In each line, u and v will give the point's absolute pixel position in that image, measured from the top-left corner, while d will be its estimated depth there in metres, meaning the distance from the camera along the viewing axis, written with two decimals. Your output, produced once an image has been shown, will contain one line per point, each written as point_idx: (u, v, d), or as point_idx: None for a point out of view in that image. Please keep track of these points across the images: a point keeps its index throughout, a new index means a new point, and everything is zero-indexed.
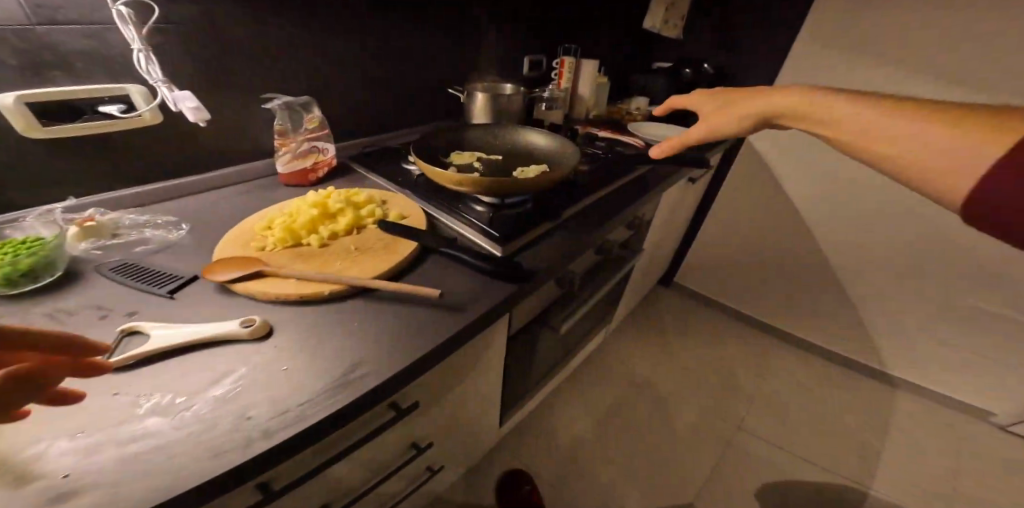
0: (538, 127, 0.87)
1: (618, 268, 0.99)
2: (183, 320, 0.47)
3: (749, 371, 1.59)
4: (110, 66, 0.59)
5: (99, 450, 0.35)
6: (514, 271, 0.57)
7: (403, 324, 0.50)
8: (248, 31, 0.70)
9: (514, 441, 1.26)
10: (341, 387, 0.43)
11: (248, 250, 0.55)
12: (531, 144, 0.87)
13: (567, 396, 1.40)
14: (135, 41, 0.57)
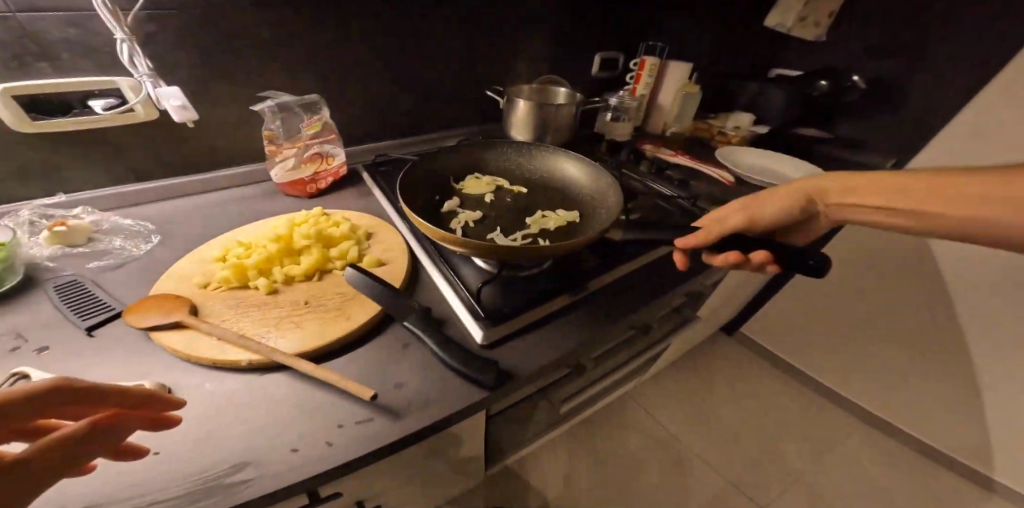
0: (578, 154, 0.71)
1: (660, 338, 0.78)
2: (80, 362, 0.39)
3: (823, 455, 1.25)
4: (101, 57, 0.55)
5: None
6: (492, 373, 0.42)
7: (322, 415, 0.38)
8: (256, 23, 0.63)
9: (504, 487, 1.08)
10: (195, 499, 0.30)
11: (187, 287, 0.46)
12: (564, 178, 0.72)
13: (580, 440, 1.21)
14: (118, 31, 0.52)
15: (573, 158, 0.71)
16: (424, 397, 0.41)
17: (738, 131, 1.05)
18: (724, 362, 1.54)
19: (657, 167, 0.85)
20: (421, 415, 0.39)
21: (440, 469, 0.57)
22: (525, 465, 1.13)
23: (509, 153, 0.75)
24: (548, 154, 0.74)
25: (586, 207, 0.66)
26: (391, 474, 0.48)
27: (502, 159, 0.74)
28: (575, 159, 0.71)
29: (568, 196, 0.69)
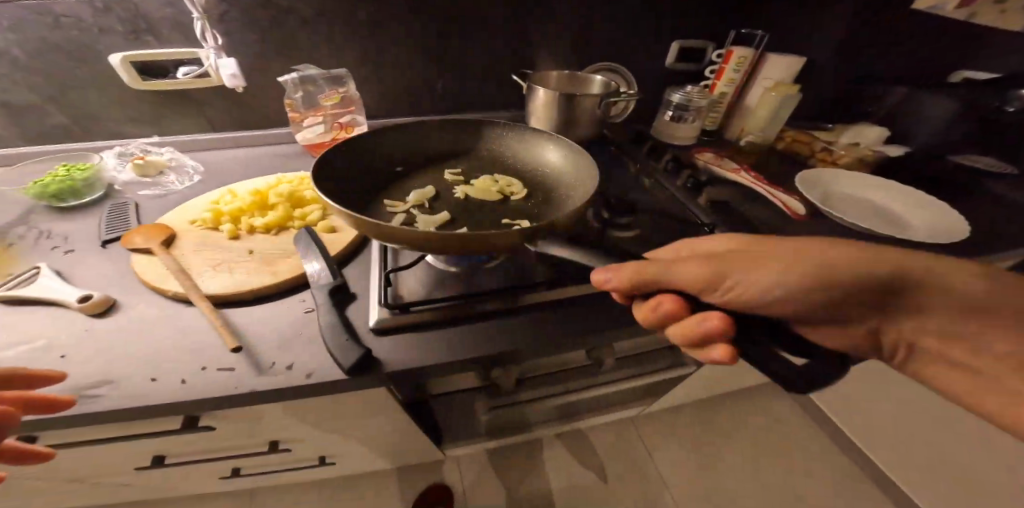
0: (573, 141, 0.62)
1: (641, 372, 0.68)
2: (79, 271, 0.51)
3: None
4: (189, 32, 0.67)
5: None
6: (354, 356, 0.41)
7: (196, 355, 0.42)
8: (308, 5, 0.68)
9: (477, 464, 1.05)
10: (63, 396, 0.37)
11: (176, 222, 0.56)
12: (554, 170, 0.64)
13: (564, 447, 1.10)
14: (196, 12, 0.62)
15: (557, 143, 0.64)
16: (290, 363, 0.42)
17: (849, 150, 0.79)
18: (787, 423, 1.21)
19: (694, 181, 0.69)
20: (275, 379, 0.40)
21: (350, 433, 0.58)
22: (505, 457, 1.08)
23: (502, 144, 0.69)
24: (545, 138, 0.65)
25: (564, 198, 0.58)
26: (283, 424, 0.51)
27: (494, 148, 0.69)
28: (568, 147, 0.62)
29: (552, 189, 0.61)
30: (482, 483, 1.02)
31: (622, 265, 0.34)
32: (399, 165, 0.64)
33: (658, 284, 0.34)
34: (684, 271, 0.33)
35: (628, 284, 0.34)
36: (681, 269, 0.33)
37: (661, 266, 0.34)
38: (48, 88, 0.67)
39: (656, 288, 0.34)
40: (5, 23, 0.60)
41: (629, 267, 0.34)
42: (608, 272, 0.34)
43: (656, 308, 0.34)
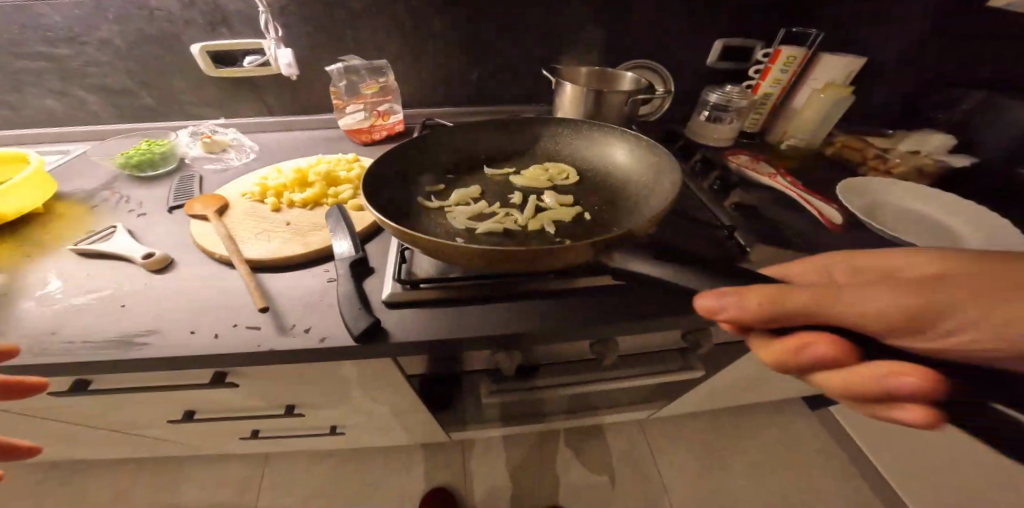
0: (636, 136, 0.63)
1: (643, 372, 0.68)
2: (145, 233, 0.59)
3: None
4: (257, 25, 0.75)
5: (14, 295, 0.50)
6: (363, 324, 0.44)
7: (230, 313, 0.48)
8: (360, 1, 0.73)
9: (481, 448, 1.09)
10: (120, 342, 0.44)
11: (228, 194, 0.63)
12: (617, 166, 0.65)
13: (572, 444, 1.11)
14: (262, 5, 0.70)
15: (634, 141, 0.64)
16: (308, 326, 0.46)
17: (906, 158, 0.73)
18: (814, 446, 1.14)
19: (721, 183, 0.67)
20: (293, 339, 0.45)
21: (363, 396, 0.64)
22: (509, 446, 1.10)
23: (558, 145, 0.71)
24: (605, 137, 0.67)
25: (641, 190, 0.60)
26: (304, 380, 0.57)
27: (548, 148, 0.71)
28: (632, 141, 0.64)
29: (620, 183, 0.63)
30: (487, 466, 1.05)
31: (739, 290, 0.29)
32: (449, 169, 0.66)
33: (803, 320, 0.28)
34: (853, 307, 0.27)
35: (758, 316, 0.29)
36: (840, 305, 0.27)
37: (815, 300, 0.28)
38: (138, 73, 0.77)
39: (798, 322, 0.28)
40: (111, 16, 0.70)
41: (748, 293, 0.29)
42: (721, 300, 0.30)
43: (800, 354, 0.27)
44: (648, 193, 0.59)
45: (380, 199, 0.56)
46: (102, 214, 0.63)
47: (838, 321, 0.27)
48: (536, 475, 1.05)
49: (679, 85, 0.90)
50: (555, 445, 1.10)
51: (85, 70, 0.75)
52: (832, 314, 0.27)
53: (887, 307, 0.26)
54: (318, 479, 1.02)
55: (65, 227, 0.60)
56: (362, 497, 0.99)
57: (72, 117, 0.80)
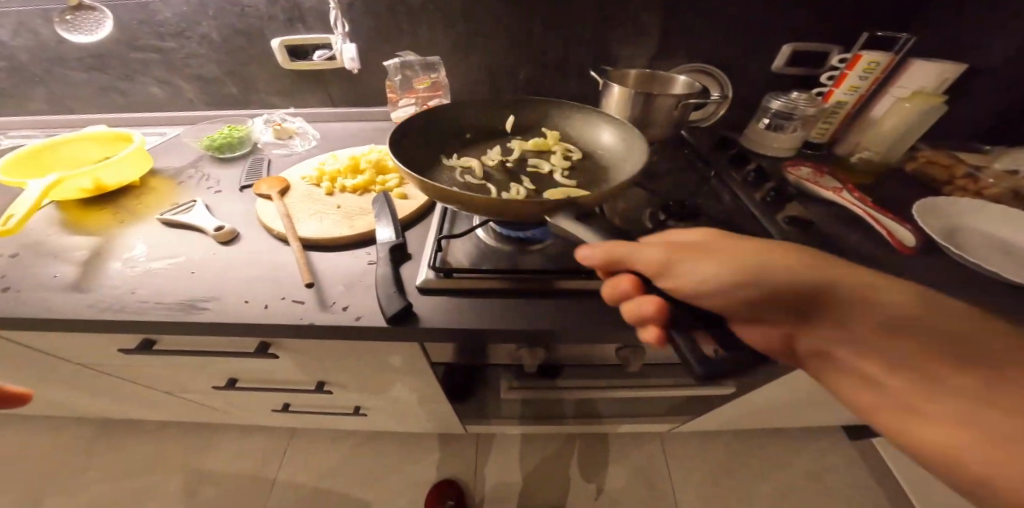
0: (623, 119, 0.62)
1: (666, 381, 0.67)
2: (218, 208, 0.66)
3: None
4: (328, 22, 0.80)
5: (111, 256, 0.58)
6: (396, 307, 0.47)
7: (281, 287, 0.52)
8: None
9: (497, 443, 1.10)
10: (186, 305, 0.50)
11: (291, 177, 0.68)
12: (600, 145, 0.65)
13: (588, 451, 1.09)
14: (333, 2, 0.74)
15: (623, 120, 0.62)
16: (347, 305, 0.50)
17: (1001, 180, 0.65)
18: (857, 484, 1.04)
19: (776, 193, 0.63)
20: (332, 316, 0.48)
21: (390, 375, 0.67)
22: (523, 444, 1.11)
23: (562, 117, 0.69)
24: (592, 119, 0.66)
25: (611, 171, 0.60)
26: (338, 355, 0.62)
27: (529, 127, 0.70)
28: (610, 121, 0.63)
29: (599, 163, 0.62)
30: (501, 460, 1.07)
31: (630, 244, 0.37)
32: (468, 131, 0.68)
33: (653, 276, 0.36)
34: (691, 273, 0.35)
35: (624, 269, 0.37)
36: (682, 264, 0.36)
37: (645, 253, 0.36)
38: (225, 64, 0.85)
39: (651, 279, 0.36)
40: (210, 13, 0.77)
41: (630, 248, 0.37)
42: (592, 252, 0.38)
43: (637, 312, 0.35)
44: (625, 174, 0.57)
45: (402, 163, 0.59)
46: (186, 189, 0.71)
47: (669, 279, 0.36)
48: (550, 478, 1.04)
49: (742, 89, 0.85)
50: (571, 450, 1.09)
51: (186, 62, 0.84)
52: (673, 273, 0.36)
53: (715, 278, 0.35)
54: (342, 454, 1.08)
55: (154, 199, 0.69)
56: (380, 475, 1.05)
57: (170, 103, 0.91)
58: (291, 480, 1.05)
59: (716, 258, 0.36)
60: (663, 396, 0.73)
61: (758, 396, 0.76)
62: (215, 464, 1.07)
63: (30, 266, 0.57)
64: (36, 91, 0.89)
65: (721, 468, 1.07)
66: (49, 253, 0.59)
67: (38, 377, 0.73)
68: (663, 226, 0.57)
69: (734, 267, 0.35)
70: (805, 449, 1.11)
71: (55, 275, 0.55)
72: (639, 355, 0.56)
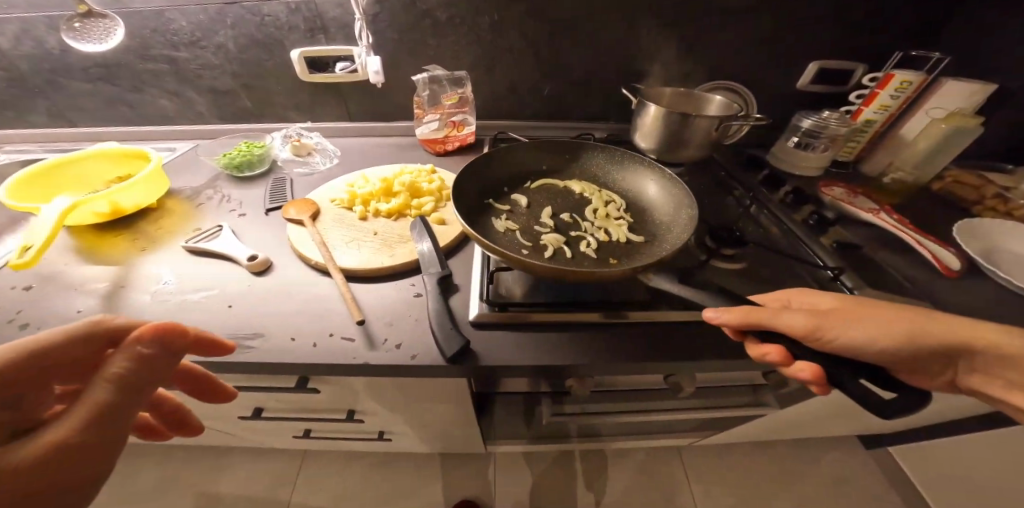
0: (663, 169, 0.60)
1: (705, 404, 0.67)
2: (246, 233, 0.63)
3: None
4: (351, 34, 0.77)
5: (136, 288, 0.55)
6: (454, 347, 0.45)
7: (327, 322, 0.50)
8: (454, 11, 0.74)
9: (513, 460, 1.08)
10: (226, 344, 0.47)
11: (319, 200, 0.66)
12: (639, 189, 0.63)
13: (607, 466, 1.09)
14: (358, 12, 0.71)
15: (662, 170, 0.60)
16: (398, 342, 0.48)
17: None
18: (869, 493, 1.06)
19: (818, 217, 0.65)
20: (385, 354, 0.47)
21: (424, 405, 0.66)
22: (540, 460, 1.09)
23: (598, 164, 0.67)
24: (605, 160, 0.66)
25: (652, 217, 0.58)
26: (375, 387, 0.60)
27: (563, 167, 0.68)
28: (620, 158, 0.65)
29: (639, 209, 0.60)
30: (519, 478, 1.06)
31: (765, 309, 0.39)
32: (504, 183, 0.64)
33: (799, 337, 0.38)
34: (840, 339, 0.37)
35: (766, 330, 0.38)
36: (826, 333, 0.37)
37: (776, 313, 0.39)
38: (239, 76, 0.81)
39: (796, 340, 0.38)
40: (228, 22, 0.73)
41: (766, 313, 0.39)
42: (719, 313, 0.39)
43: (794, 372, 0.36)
44: (672, 220, 0.56)
45: (464, 204, 0.57)
46: (207, 212, 0.68)
47: (815, 341, 0.37)
48: (569, 497, 1.03)
49: (769, 105, 0.85)
50: (589, 466, 1.08)
51: (198, 73, 0.80)
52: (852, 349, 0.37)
53: (867, 341, 0.36)
54: (354, 476, 1.05)
55: (176, 223, 0.66)
56: (394, 499, 1.02)
57: (180, 115, 0.87)
58: (306, 502, 1.01)
59: (859, 323, 0.37)
60: (694, 419, 0.73)
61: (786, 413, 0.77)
62: (226, 488, 1.03)
63: (47, 300, 0.53)
64: (36, 102, 0.83)
65: (738, 480, 1.08)
66: (65, 284, 0.55)
67: None
68: (716, 254, 0.56)
69: (890, 334, 0.37)
70: (816, 459, 1.13)
71: (75, 310, 0.52)
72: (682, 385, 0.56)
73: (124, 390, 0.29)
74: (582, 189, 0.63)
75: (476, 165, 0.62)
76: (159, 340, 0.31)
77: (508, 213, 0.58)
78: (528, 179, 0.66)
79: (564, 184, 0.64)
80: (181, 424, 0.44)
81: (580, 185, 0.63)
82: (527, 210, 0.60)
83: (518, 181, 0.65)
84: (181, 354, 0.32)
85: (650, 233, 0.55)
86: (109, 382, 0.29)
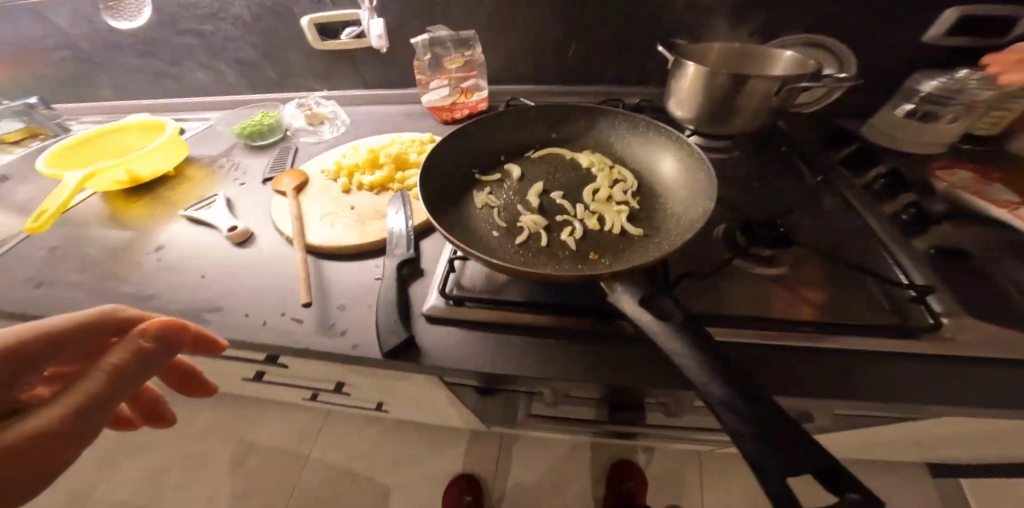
0: (688, 142, 0.47)
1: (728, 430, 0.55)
2: (241, 203, 0.63)
3: None
4: None
5: (135, 253, 0.57)
6: (394, 341, 0.40)
7: (283, 301, 0.47)
8: None
9: (524, 447, 1.03)
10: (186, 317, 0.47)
11: (310, 171, 0.63)
12: (659, 169, 0.50)
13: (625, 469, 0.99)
14: None
15: (690, 145, 0.47)
16: (345, 329, 0.44)
17: None
18: None
19: (915, 213, 0.48)
20: (328, 341, 0.43)
21: (405, 390, 0.62)
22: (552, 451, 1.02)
23: (618, 134, 0.54)
24: (626, 129, 0.54)
25: (665, 205, 0.46)
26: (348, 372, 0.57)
27: (574, 136, 0.56)
28: (643, 129, 0.52)
29: (652, 194, 0.48)
30: (528, 465, 1.01)
31: None
32: (502, 151, 0.54)
33: None
34: None
35: None
36: None
37: None
38: (258, 46, 0.81)
39: None
40: None
41: None
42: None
43: None
44: (688, 211, 0.43)
45: (440, 178, 0.48)
46: (215, 180, 0.70)
47: None
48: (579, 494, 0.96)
49: (866, 63, 0.64)
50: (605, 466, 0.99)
51: (223, 45, 0.81)
52: None
53: None
54: (369, 439, 1.07)
55: (187, 191, 0.68)
56: (403, 468, 1.02)
57: (213, 87, 0.90)
58: (322, 461, 1.05)
59: None
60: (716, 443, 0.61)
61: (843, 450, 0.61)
62: (254, 439, 1.09)
63: (64, 259, 0.57)
64: (100, 76, 0.92)
65: None
66: (82, 246, 0.59)
67: None
68: (743, 253, 0.45)
69: None
70: None
71: (81, 270, 0.55)
72: (668, 408, 0.47)
73: (119, 380, 0.26)
74: (589, 163, 0.51)
75: (468, 130, 0.53)
76: (165, 334, 0.29)
77: (493, 186, 0.49)
78: (531, 147, 0.56)
79: (571, 155, 0.53)
80: (148, 416, 0.43)
81: (588, 159, 0.52)
82: (517, 182, 0.50)
83: (517, 149, 0.55)
84: (172, 356, 0.30)
85: (655, 225, 0.44)
86: (101, 373, 0.26)
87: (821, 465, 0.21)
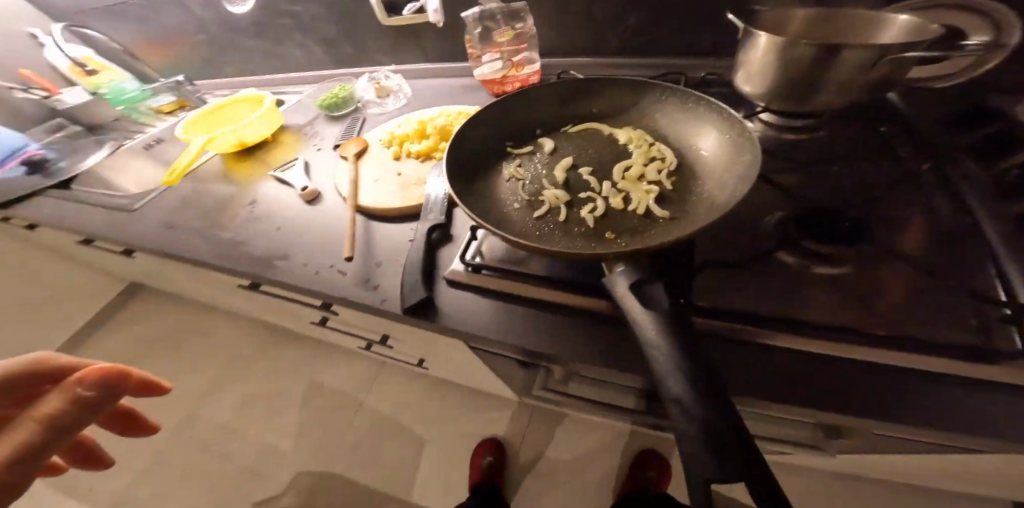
0: (740, 118, 0.43)
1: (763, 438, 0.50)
2: (315, 167, 0.72)
3: None
4: None
5: (235, 205, 0.69)
6: (415, 298, 0.43)
7: (335, 255, 0.54)
8: None
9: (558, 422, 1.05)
10: (262, 262, 0.56)
11: (370, 140, 0.69)
12: (705, 147, 0.46)
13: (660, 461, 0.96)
14: None
15: (741, 120, 0.42)
16: (379, 284, 0.48)
17: None
18: None
19: None
20: (365, 293, 0.48)
21: (439, 349, 0.67)
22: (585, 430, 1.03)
23: (666, 109, 0.51)
24: (674, 104, 0.50)
25: (703, 187, 0.42)
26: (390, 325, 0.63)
27: (618, 111, 0.54)
28: (693, 105, 0.48)
29: (691, 175, 0.44)
30: (561, 439, 1.03)
31: None
32: (539, 125, 0.54)
33: None
34: None
35: None
36: None
37: None
38: (339, 25, 0.89)
39: None
40: None
41: None
42: None
43: None
44: (726, 193, 0.40)
45: (475, 150, 0.50)
46: (299, 146, 0.80)
47: None
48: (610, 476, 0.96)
49: None
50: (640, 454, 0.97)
51: (311, 25, 0.91)
52: None
53: None
54: (417, 392, 1.17)
55: (278, 154, 0.80)
56: (445, 422, 1.11)
57: (304, 64, 1.01)
58: (375, 406, 1.16)
59: None
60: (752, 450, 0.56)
61: (917, 479, 0.52)
62: (321, 379, 1.24)
63: (186, 208, 0.71)
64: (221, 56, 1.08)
65: None
66: (198, 199, 0.73)
67: (202, 295, 0.93)
68: (791, 245, 0.40)
69: None
70: None
71: (196, 219, 0.68)
72: None
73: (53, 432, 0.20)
74: (627, 139, 0.49)
75: (506, 103, 0.53)
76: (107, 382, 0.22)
77: (525, 159, 0.49)
78: (571, 121, 0.54)
79: (610, 130, 0.51)
80: (85, 457, 0.44)
81: (628, 134, 0.49)
82: (549, 156, 0.50)
83: (555, 122, 0.54)
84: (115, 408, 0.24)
85: (685, 207, 0.41)
86: (32, 425, 0.20)
87: (766, 491, 0.20)
